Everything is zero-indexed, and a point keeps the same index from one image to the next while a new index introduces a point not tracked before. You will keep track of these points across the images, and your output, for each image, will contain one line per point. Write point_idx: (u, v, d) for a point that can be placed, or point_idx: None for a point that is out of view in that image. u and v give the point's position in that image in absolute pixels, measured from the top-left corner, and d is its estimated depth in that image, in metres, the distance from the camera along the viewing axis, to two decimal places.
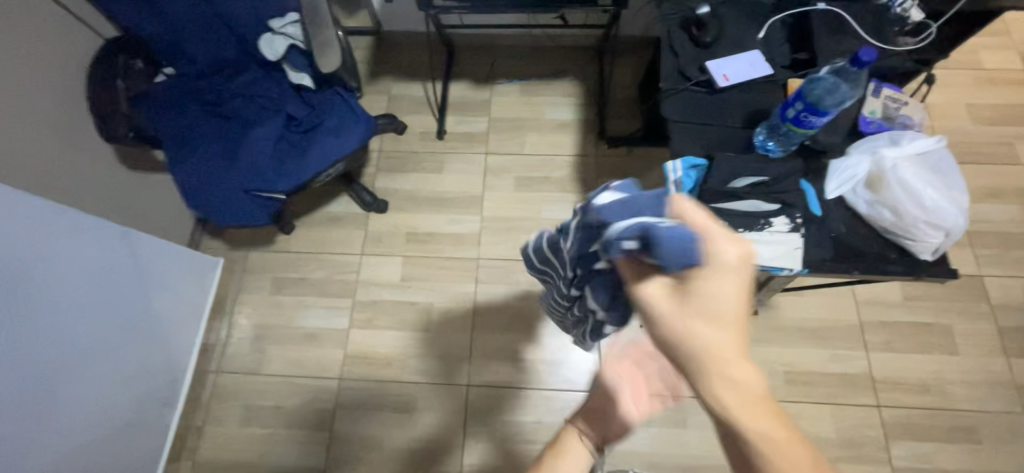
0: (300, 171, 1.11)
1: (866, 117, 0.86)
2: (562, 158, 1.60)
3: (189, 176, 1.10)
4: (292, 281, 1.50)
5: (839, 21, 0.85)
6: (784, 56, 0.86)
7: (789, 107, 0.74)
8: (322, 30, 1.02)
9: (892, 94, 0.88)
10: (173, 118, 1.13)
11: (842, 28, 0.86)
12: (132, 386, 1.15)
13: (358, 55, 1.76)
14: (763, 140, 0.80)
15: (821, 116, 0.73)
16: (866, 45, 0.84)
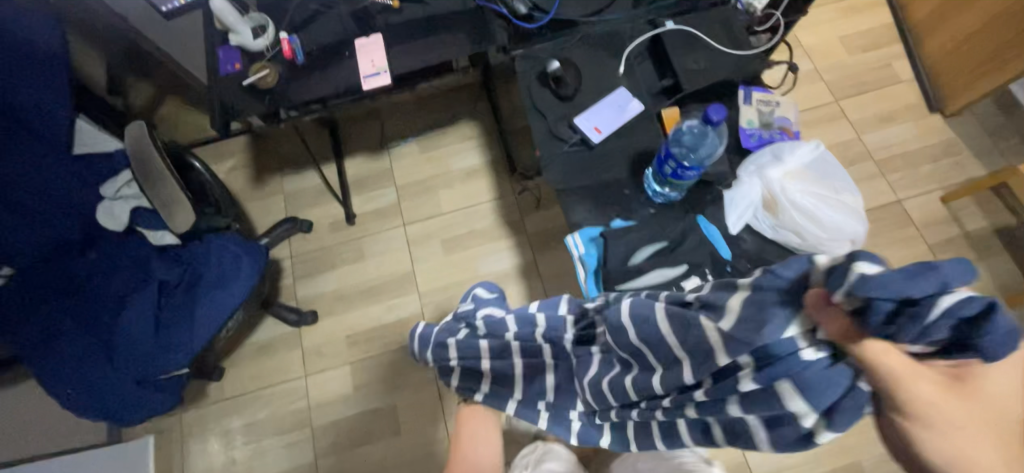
0: (190, 339, 0.97)
1: (746, 130, 0.80)
2: (483, 206, 1.53)
3: (62, 387, 0.94)
4: (238, 430, 1.35)
5: (691, 39, 0.83)
6: (649, 87, 0.84)
7: (663, 163, 0.71)
8: (166, 187, 0.90)
9: (762, 98, 0.83)
10: (21, 324, 0.95)
11: (696, 45, 0.83)
12: None
13: (237, 160, 1.61)
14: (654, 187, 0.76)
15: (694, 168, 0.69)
16: (722, 57, 0.82)
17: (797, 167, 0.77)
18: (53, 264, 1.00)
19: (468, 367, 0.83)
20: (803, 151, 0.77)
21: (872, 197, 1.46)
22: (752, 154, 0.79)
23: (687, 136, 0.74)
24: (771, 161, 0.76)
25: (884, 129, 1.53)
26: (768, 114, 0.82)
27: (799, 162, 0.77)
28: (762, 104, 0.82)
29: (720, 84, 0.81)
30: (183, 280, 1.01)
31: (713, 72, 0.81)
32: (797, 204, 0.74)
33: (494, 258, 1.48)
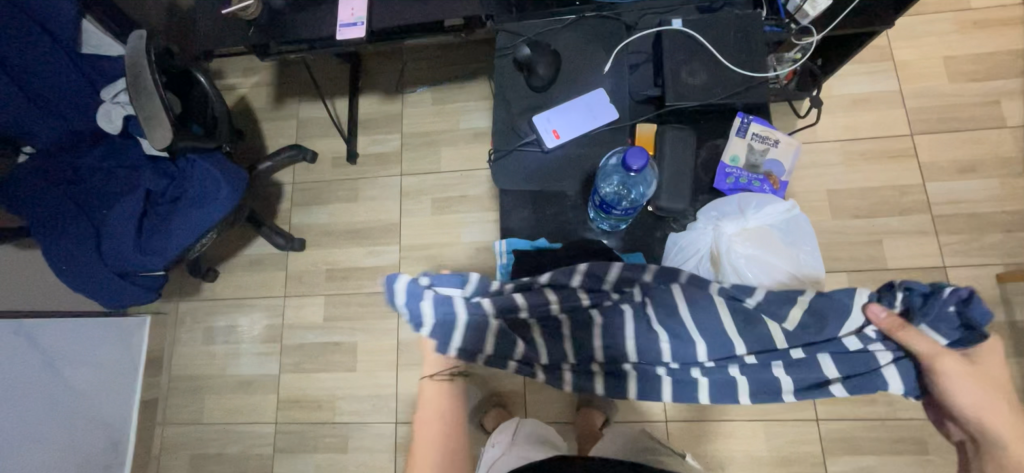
0: (165, 248, 1.06)
1: (725, 165, 0.84)
2: (481, 172, 1.49)
3: (55, 267, 1.05)
4: (220, 330, 1.49)
5: (694, 43, 0.79)
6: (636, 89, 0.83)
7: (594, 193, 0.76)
8: (148, 103, 0.94)
9: (761, 132, 0.85)
10: (31, 200, 1.06)
11: (698, 49, 0.79)
12: (67, 460, 1.23)
13: (260, 76, 1.63)
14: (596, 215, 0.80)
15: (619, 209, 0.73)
16: (718, 72, 0.78)
17: (754, 227, 0.81)
18: (64, 154, 1.11)
19: (445, 329, 0.74)
20: (767, 213, 0.81)
21: (913, 256, 1.26)
22: (719, 201, 0.83)
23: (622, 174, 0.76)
24: (732, 216, 0.81)
25: (960, 181, 1.29)
26: (757, 153, 0.86)
27: (761, 224, 0.81)
28: (756, 140, 0.86)
29: (707, 103, 0.79)
30: (167, 193, 1.09)
31: (705, 92, 0.78)
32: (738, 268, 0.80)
33: (479, 228, 1.45)
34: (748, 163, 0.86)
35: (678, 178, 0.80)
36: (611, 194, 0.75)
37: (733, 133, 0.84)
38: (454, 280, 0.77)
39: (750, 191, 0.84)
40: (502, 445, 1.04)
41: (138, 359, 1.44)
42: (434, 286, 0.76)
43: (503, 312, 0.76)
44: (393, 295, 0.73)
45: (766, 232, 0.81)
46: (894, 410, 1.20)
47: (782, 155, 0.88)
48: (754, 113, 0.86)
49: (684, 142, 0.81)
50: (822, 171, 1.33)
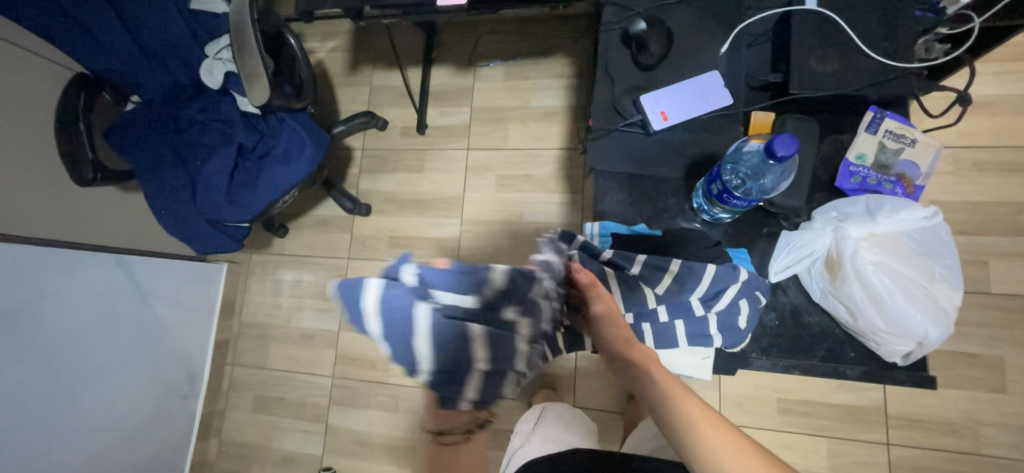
0: (253, 201, 1.12)
1: (851, 163, 0.77)
2: (548, 152, 1.46)
3: (156, 210, 1.14)
4: (288, 283, 1.57)
5: (828, 24, 0.73)
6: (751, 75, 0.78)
7: (712, 182, 0.69)
8: (250, 60, 0.99)
9: (896, 128, 0.77)
10: (138, 147, 1.14)
11: (832, 32, 0.73)
12: (152, 386, 1.36)
13: (339, 41, 1.66)
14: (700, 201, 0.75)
15: (742, 199, 0.68)
16: (852, 61, 0.73)
17: (885, 233, 0.76)
18: (168, 105, 1.18)
19: (444, 368, 0.53)
20: (900, 216, 0.75)
21: (1023, 282, 1.14)
22: (846, 198, 0.76)
23: (747, 163, 0.72)
24: (858, 217, 0.75)
25: None
26: (889, 151, 0.78)
27: (889, 227, 0.75)
28: (889, 138, 0.77)
29: (833, 95, 0.73)
30: (257, 149, 1.14)
31: (836, 82, 0.72)
32: (859, 273, 0.74)
33: (541, 209, 1.44)
34: (877, 164, 0.78)
35: (799, 174, 0.74)
36: (729, 182, 0.70)
37: (863, 129, 0.77)
38: (462, 285, 0.53)
39: (877, 193, 0.76)
40: (524, 436, 1.02)
41: (214, 302, 1.55)
42: (471, 301, 0.53)
43: (536, 332, 0.57)
44: (414, 327, 0.51)
45: (893, 237, 0.76)
46: (977, 445, 1.11)
47: (918, 155, 0.79)
48: (887, 109, 0.78)
49: (807, 133, 0.75)
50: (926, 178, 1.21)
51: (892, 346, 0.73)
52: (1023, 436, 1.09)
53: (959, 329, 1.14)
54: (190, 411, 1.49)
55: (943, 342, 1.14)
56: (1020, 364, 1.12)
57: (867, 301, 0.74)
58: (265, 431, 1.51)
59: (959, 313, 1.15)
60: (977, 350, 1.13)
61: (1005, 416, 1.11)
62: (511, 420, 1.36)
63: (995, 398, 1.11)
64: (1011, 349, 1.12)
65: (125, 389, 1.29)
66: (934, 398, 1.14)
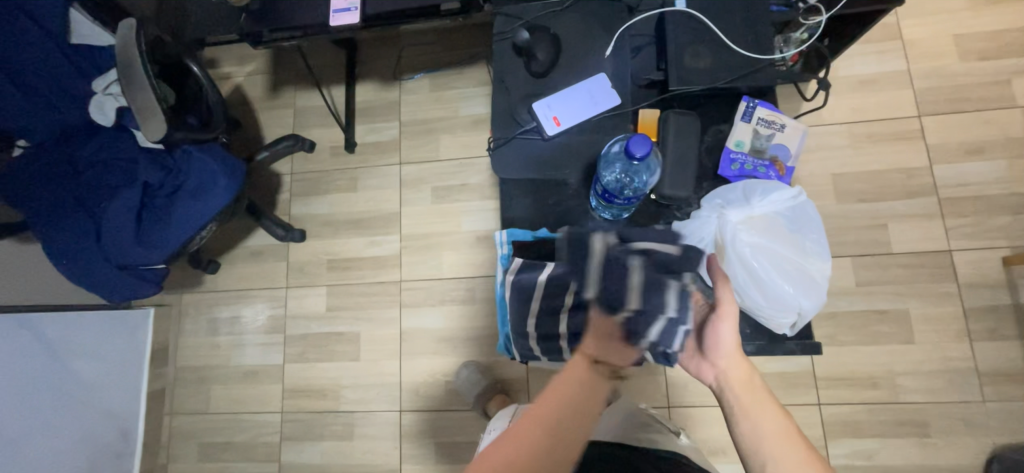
0: (166, 239, 1.06)
1: (730, 150, 0.82)
2: (481, 160, 1.47)
3: (58, 261, 1.06)
4: (224, 321, 1.50)
5: (698, 25, 0.78)
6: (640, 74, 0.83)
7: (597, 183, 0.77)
8: (141, 94, 0.93)
9: (766, 115, 0.83)
10: (30, 194, 1.06)
11: (703, 30, 0.78)
12: (76, 452, 1.26)
13: (255, 64, 1.60)
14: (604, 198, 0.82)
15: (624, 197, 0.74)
16: (722, 56, 0.77)
17: (761, 215, 0.78)
18: (61, 146, 1.10)
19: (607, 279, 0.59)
20: (771, 199, 0.78)
21: (917, 240, 1.25)
22: (728, 186, 0.81)
23: (623, 162, 0.75)
24: (735, 203, 0.78)
25: (966, 163, 1.27)
26: (762, 138, 0.84)
27: (765, 209, 0.78)
28: (761, 125, 0.83)
29: (705, 89, 0.78)
30: (165, 185, 1.08)
31: (709, 76, 0.77)
32: (743, 257, 0.77)
33: (479, 217, 1.44)
34: (754, 150, 0.84)
35: (683, 164, 0.78)
36: (614, 182, 0.75)
37: (738, 119, 0.83)
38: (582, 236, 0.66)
39: (753, 177, 0.82)
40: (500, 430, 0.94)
41: (144, 351, 1.45)
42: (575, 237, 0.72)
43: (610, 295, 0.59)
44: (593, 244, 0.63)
45: (769, 218, 0.78)
46: (896, 394, 1.20)
47: (788, 139, 0.85)
48: (760, 97, 0.84)
49: (689, 126, 0.79)
50: (827, 154, 1.31)
51: (778, 320, 0.78)
52: (933, 380, 1.20)
53: (869, 289, 1.24)
54: (127, 470, 1.39)
55: (857, 303, 1.24)
56: (923, 315, 1.22)
57: (752, 284, 0.77)
58: None
59: (867, 274, 1.25)
60: (886, 307, 1.23)
61: (916, 364, 1.21)
62: (470, 432, 1.35)
63: (907, 349, 1.21)
64: (915, 302, 1.23)
65: (42, 460, 1.19)
66: (854, 355, 1.22)
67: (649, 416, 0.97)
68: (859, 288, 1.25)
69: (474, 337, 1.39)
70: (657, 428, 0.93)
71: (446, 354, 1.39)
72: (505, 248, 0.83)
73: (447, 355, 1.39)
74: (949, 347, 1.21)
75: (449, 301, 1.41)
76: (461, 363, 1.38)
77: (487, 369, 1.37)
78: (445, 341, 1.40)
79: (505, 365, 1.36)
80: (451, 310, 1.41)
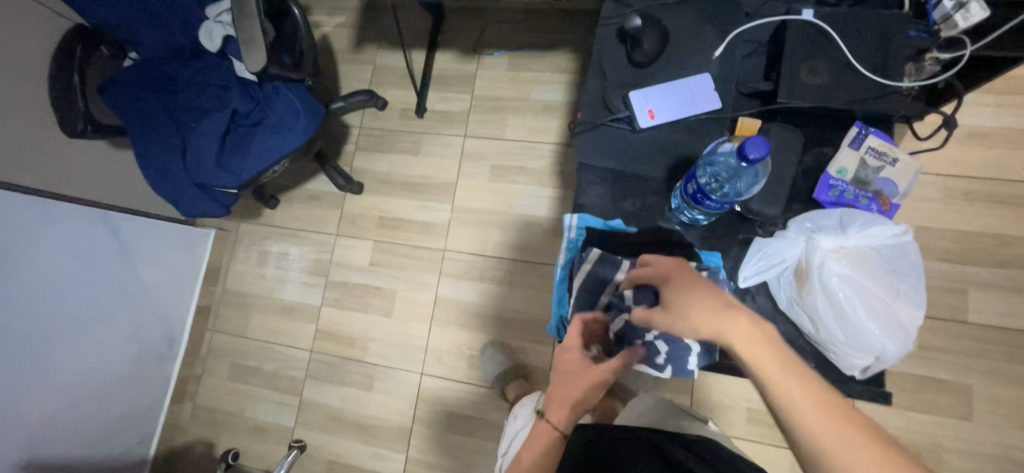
0: (242, 168, 1.12)
1: (831, 176, 0.78)
2: (544, 146, 1.46)
3: (144, 169, 1.13)
4: (274, 255, 1.57)
5: (821, 37, 0.75)
6: (746, 82, 0.81)
7: (689, 181, 0.71)
8: (247, 26, 0.99)
9: (881, 145, 0.78)
10: (131, 104, 1.14)
11: (825, 44, 0.75)
12: (126, 347, 1.36)
13: (345, 17, 1.65)
14: (677, 203, 0.78)
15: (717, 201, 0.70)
16: (840, 73, 0.74)
17: (855, 247, 0.75)
18: (164, 64, 1.18)
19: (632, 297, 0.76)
20: (870, 232, 0.75)
21: (999, 314, 1.15)
22: (822, 209, 0.78)
23: (725, 165, 0.72)
24: (830, 230, 0.75)
25: None
26: (869, 169, 0.79)
27: (861, 243, 0.75)
28: (870, 155, 0.78)
29: (813, 108, 0.75)
30: (250, 116, 1.14)
31: (822, 94, 0.75)
32: (827, 286, 0.73)
33: (532, 202, 1.44)
34: (858, 180, 0.79)
35: (777, 182, 0.76)
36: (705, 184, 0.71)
37: (846, 143, 0.78)
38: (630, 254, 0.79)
39: (853, 207, 0.78)
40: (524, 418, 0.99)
41: (198, 268, 1.55)
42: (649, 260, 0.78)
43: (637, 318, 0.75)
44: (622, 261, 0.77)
45: (864, 253, 0.75)
46: (939, 470, 1.12)
47: (897, 175, 0.80)
48: (873, 126, 0.79)
49: (789, 143, 0.77)
50: (914, 204, 1.22)
51: (852, 360, 0.74)
52: (983, 464, 1.11)
53: (932, 355, 1.16)
54: (165, 374, 1.49)
55: (915, 366, 1.16)
56: (989, 394, 1.13)
57: (831, 319, 0.74)
58: (240, 399, 1.52)
59: (933, 339, 1.16)
60: (947, 377, 1.15)
61: (968, 443, 1.12)
62: (484, 409, 1.37)
63: (960, 425, 1.13)
64: (982, 379, 1.13)
65: (98, 348, 1.29)
66: (900, 419, 1.15)
67: (679, 406, 1.00)
68: (920, 351, 1.16)
69: (504, 318, 1.40)
70: (686, 416, 0.97)
71: (474, 329, 1.41)
72: (572, 231, 0.83)
73: (475, 330, 1.41)
74: (1011, 434, 1.11)
75: (487, 278, 1.43)
76: (487, 340, 1.40)
77: (512, 351, 1.38)
78: (476, 316, 1.41)
79: (531, 351, 1.37)
80: (488, 288, 1.42)
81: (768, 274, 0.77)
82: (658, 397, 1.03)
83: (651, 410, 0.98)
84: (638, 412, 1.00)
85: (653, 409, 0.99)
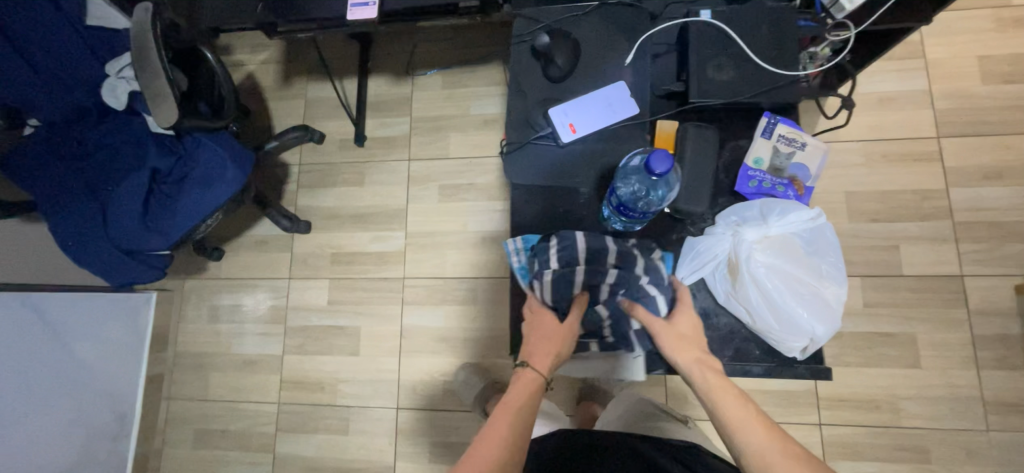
0: (173, 228, 1.06)
1: (749, 167, 0.82)
2: (489, 160, 1.46)
3: (62, 244, 1.05)
4: (226, 308, 1.49)
5: (720, 35, 0.79)
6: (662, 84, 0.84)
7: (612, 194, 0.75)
8: (152, 80, 0.93)
9: (787, 132, 0.83)
10: (38, 176, 1.06)
11: (725, 41, 0.79)
12: (69, 436, 1.25)
13: (267, 53, 1.59)
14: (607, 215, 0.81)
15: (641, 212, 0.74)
16: (741, 69, 0.79)
17: (776, 235, 0.79)
18: (71, 127, 1.10)
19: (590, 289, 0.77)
20: (787, 219, 0.79)
21: (929, 263, 1.23)
22: (746, 201, 0.81)
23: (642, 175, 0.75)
24: (752, 221, 0.79)
25: (983, 188, 1.25)
26: (782, 156, 0.83)
27: (780, 231, 0.79)
28: (781, 142, 0.83)
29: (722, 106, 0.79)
30: (174, 172, 1.08)
31: (728, 90, 0.79)
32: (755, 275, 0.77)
33: (485, 217, 1.43)
34: (773, 168, 0.83)
35: (699, 179, 0.79)
36: (627, 195, 0.76)
37: (758, 134, 0.82)
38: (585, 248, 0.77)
39: (774, 196, 0.82)
40: None
41: (143, 335, 1.44)
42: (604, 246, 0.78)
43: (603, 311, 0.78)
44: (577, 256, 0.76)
45: (785, 240, 0.79)
46: (898, 418, 1.19)
47: (808, 159, 0.85)
48: (781, 115, 0.84)
49: (706, 140, 0.80)
50: (841, 171, 1.29)
51: (789, 342, 0.77)
52: (935, 406, 1.18)
53: (877, 310, 1.22)
54: (123, 454, 1.38)
55: (864, 324, 1.22)
56: (931, 339, 1.20)
57: (763, 306, 0.77)
58: (208, 466, 1.43)
59: (876, 295, 1.23)
60: (894, 329, 1.21)
61: (921, 389, 1.19)
62: (465, 432, 1.35)
63: (912, 373, 1.20)
64: (924, 327, 1.21)
65: (37, 442, 1.19)
66: (859, 376, 1.21)
67: (657, 406, 1.02)
68: (867, 309, 1.23)
69: (473, 338, 1.38)
70: (665, 417, 0.99)
71: (445, 353, 1.39)
72: (523, 254, 0.81)
73: (446, 354, 1.39)
74: (956, 374, 1.19)
75: (451, 300, 1.41)
76: (460, 361, 1.38)
77: (486, 369, 1.36)
78: (445, 340, 1.39)
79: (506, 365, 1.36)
80: (453, 310, 1.40)
81: (702, 270, 0.80)
82: (636, 396, 1.05)
83: (630, 412, 1.01)
84: (617, 414, 1.03)
85: (631, 411, 1.02)
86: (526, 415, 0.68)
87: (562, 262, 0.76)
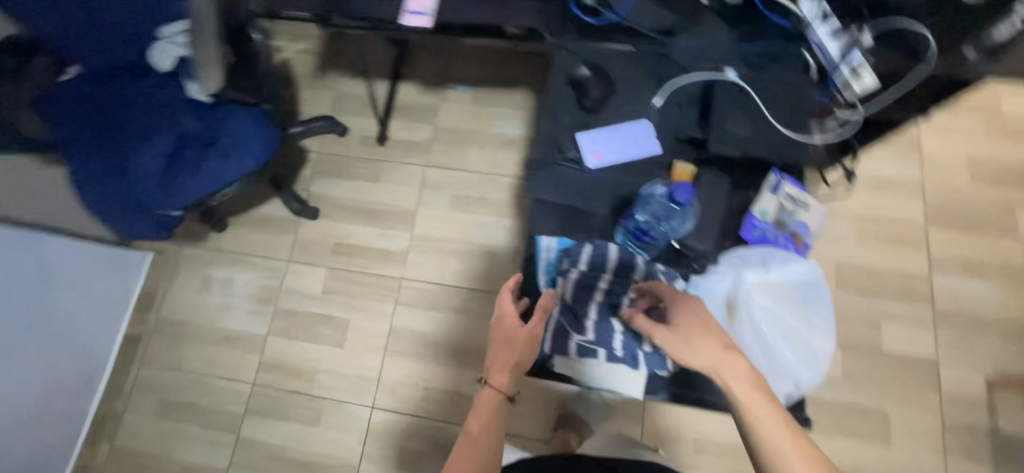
0: (189, 190, 1.08)
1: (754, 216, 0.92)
2: (503, 178, 1.51)
3: (76, 189, 1.06)
4: (217, 280, 1.49)
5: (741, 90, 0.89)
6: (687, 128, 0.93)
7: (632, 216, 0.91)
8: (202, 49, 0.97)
9: (794, 192, 0.94)
10: (66, 122, 1.08)
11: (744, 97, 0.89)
12: (34, 383, 1.22)
13: (308, 44, 1.66)
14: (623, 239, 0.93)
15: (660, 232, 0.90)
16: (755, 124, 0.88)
17: (772, 281, 0.93)
18: (107, 82, 1.14)
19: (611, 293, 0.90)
20: (783, 269, 0.93)
21: (908, 343, 1.28)
22: (750, 244, 0.93)
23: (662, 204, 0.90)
24: (754, 267, 0.93)
25: (963, 279, 1.31)
26: (786, 211, 0.95)
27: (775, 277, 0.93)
28: (787, 199, 0.95)
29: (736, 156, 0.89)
30: (203, 138, 1.11)
31: (744, 141, 0.88)
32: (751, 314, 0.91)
33: (491, 232, 1.47)
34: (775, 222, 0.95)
35: (709, 220, 0.89)
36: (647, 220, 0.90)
37: (766, 189, 0.93)
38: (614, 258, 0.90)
39: (773, 245, 0.94)
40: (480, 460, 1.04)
41: (131, 293, 1.44)
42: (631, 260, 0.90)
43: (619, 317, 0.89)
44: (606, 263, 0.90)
45: (779, 286, 0.93)
46: None
47: (808, 218, 0.97)
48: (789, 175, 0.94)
49: (720, 187, 0.90)
50: (833, 242, 1.35)
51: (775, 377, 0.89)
52: None
53: (854, 381, 1.26)
54: (82, 410, 1.35)
55: (840, 392, 1.25)
56: (903, 417, 1.24)
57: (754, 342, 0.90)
58: (166, 438, 1.38)
59: (854, 365, 1.27)
60: (868, 402, 1.25)
61: (889, 465, 1.21)
62: (436, 441, 1.33)
63: (881, 448, 1.22)
64: (896, 404, 1.24)
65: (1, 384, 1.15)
66: (830, 443, 1.23)
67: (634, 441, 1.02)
68: (844, 378, 1.27)
69: (460, 347, 1.39)
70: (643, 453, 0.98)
71: (429, 359, 1.39)
72: (551, 253, 0.92)
73: (430, 360, 1.39)
74: (923, 455, 1.21)
75: (444, 307, 1.42)
76: (443, 369, 1.38)
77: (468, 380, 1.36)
78: (431, 345, 1.39)
79: None
80: (444, 317, 1.41)
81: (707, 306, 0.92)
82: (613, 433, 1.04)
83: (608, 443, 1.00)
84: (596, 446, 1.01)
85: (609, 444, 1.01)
86: (489, 434, 0.74)
87: (589, 266, 0.91)
